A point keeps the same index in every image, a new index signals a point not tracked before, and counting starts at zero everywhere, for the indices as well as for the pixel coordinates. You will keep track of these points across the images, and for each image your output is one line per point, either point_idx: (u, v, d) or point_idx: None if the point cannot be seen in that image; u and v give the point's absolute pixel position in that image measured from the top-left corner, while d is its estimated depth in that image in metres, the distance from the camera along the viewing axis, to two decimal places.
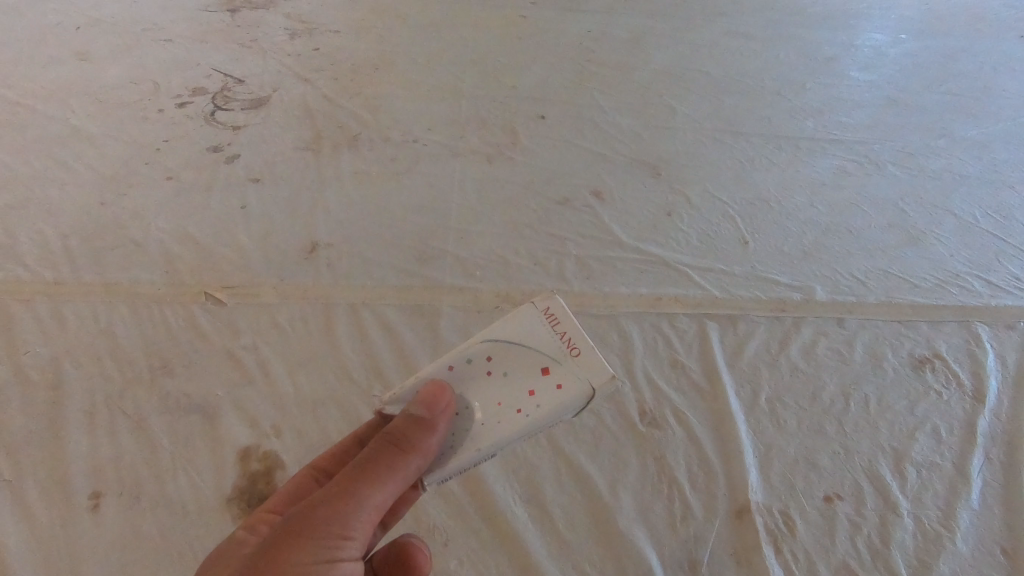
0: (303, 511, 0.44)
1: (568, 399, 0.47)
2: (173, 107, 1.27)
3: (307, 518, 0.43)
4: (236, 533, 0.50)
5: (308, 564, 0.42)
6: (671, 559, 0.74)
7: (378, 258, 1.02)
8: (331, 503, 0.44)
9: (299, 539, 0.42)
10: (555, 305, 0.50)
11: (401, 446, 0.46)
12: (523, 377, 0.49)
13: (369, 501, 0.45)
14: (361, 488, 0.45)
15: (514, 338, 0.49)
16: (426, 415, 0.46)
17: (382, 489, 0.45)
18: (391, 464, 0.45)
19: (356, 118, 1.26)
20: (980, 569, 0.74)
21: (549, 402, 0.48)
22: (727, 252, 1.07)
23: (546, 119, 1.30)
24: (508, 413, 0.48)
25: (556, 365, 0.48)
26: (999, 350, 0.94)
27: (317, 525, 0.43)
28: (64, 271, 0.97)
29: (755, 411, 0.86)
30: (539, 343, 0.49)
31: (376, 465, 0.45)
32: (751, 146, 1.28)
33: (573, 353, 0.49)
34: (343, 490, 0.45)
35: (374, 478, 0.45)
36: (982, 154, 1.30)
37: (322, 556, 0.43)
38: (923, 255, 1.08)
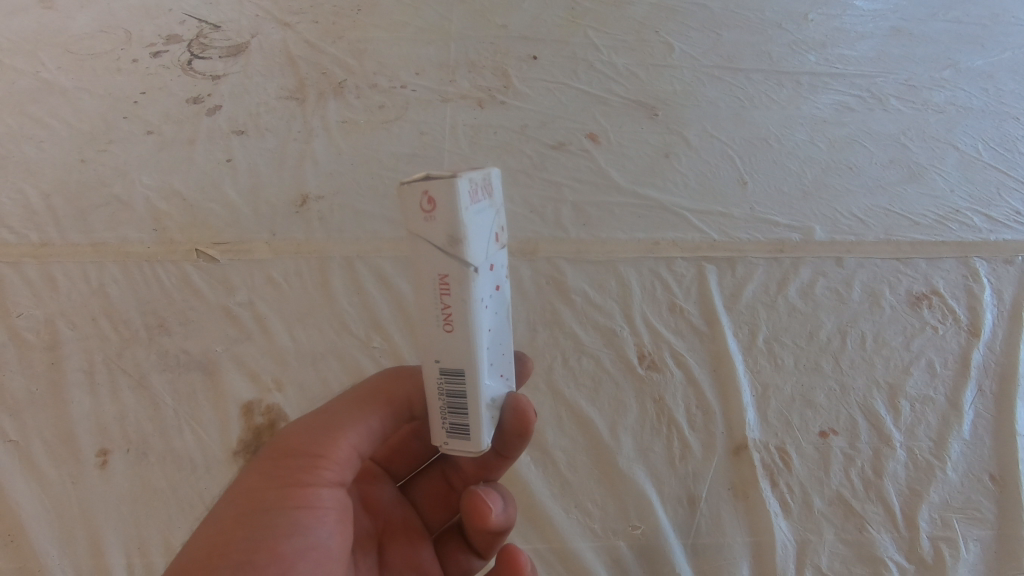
0: (275, 439, 0.49)
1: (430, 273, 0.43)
2: (148, 57, 1.21)
3: (275, 444, 0.48)
4: None
5: (262, 489, 0.46)
6: (670, 496, 0.76)
7: (371, 210, 1.00)
8: (297, 432, 0.48)
9: (263, 464, 0.47)
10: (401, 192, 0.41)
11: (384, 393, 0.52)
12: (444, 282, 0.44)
13: (341, 431, 0.49)
14: (328, 422, 0.49)
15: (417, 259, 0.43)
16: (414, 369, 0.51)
17: (345, 427, 0.49)
18: (368, 403, 0.51)
19: (341, 64, 1.21)
20: (968, 496, 0.76)
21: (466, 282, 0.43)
22: (727, 193, 1.05)
23: (538, 60, 1.25)
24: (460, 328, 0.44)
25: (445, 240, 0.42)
26: (997, 284, 0.94)
27: (280, 450, 0.47)
28: (49, 232, 0.95)
29: (752, 351, 0.87)
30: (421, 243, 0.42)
31: (354, 403, 0.51)
32: (750, 83, 1.23)
33: (438, 204, 0.40)
34: (318, 421, 0.49)
35: (349, 412, 0.50)
36: (987, 84, 1.26)
37: (285, 479, 0.46)
38: (924, 190, 1.07)
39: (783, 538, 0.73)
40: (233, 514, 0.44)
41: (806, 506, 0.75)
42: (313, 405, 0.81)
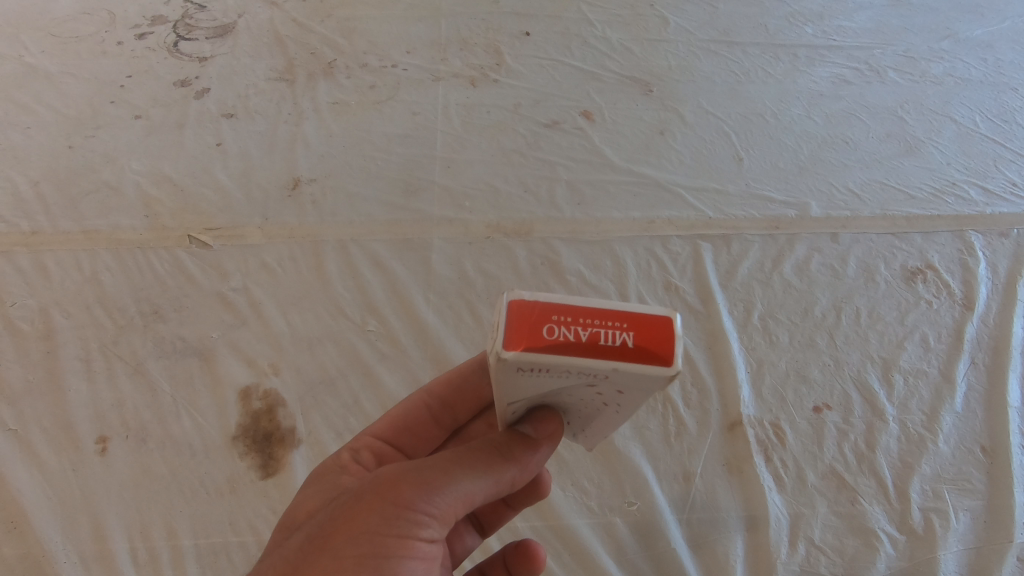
0: (395, 472, 0.43)
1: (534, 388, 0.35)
2: (133, 39, 1.19)
3: (397, 484, 0.42)
4: (342, 458, 0.53)
5: (375, 536, 0.41)
6: (666, 472, 0.77)
7: (364, 192, 0.99)
8: (422, 474, 0.42)
9: (381, 503, 0.41)
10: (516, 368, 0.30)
11: (505, 447, 0.44)
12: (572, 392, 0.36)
13: (460, 484, 0.43)
14: (456, 471, 0.43)
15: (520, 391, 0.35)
16: (533, 435, 0.44)
17: (470, 478, 0.43)
18: (491, 460, 0.44)
19: (330, 43, 1.19)
20: (959, 468, 0.77)
21: (625, 400, 0.36)
22: (722, 170, 1.04)
23: (531, 36, 1.23)
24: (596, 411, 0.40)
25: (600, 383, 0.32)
26: (992, 258, 0.94)
27: (404, 492, 0.42)
28: (39, 219, 0.94)
29: (747, 328, 0.87)
30: (546, 381, 0.33)
31: (475, 453, 0.44)
32: (746, 57, 1.21)
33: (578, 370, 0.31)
34: (436, 466, 0.43)
35: (469, 463, 0.43)
36: (987, 55, 1.24)
37: (397, 531, 0.41)
38: (921, 164, 1.06)
39: (777, 511, 0.74)
40: (340, 557, 0.40)
41: (799, 480, 0.76)
42: (311, 389, 0.81)
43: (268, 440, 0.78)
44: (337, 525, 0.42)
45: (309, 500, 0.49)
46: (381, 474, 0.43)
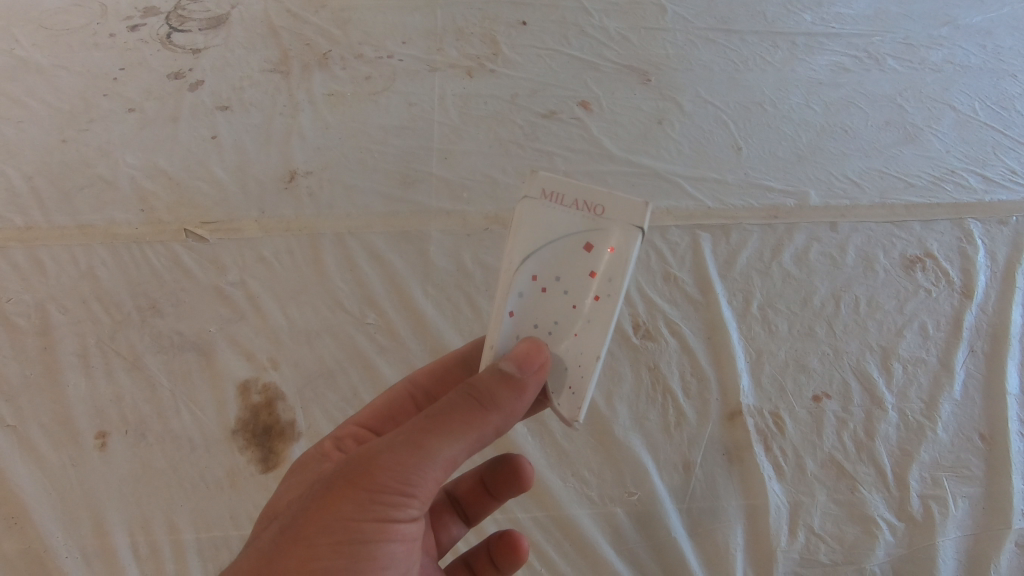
0: (366, 456, 0.42)
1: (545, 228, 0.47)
2: (125, 31, 1.17)
3: (370, 468, 0.42)
4: (323, 444, 0.53)
5: (351, 522, 0.41)
6: (666, 462, 0.77)
7: (361, 185, 0.99)
8: (394, 455, 0.42)
9: (355, 488, 0.41)
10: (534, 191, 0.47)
11: (483, 402, 0.43)
12: (573, 264, 0.47)
13: (437, 455, 0.42)
14: (431, 443, 0.42)
15: (536, 238, 0.47)
16: (516, 374, 0.43)
17: (446, 449, 0.42)
18: (467, 419, 0.42)
19: (324, 34, 1.18)
20: (958, 455, 0.77)
21: (613, 268, 0.47)
22: (720, 159, 1.04)
23: (528, 25, 1.22)
24: (587, 306, 0.47)
25: (593, 229, 0.47)
26: (991, 246, 0.93)
27: (378, 476, 0.41)
28: (34, 215, 0.93)
29: (746, 318, 0.87)
30: (553, 228, 0.47)
31: (451, 416, 0.42)
32: (745, 45, 1.21)
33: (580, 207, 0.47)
34: (411, 439, 0.42)
35: (446, 432, 0.42)
36: (986, 41, 1.24)
37: (374, 514, 0.41)
38: (920, 152, 1.06)
39: (776, 500, 0.74)
40: (317, 547, 0.41)
41: (799, 469, 0.77)
42: (311, 383, 0.81)
43: (268, 433, 0.77)
44: (312, 513, 0.42)
45: (290, 487, 0.49)
46: (353, 458, 0.43)
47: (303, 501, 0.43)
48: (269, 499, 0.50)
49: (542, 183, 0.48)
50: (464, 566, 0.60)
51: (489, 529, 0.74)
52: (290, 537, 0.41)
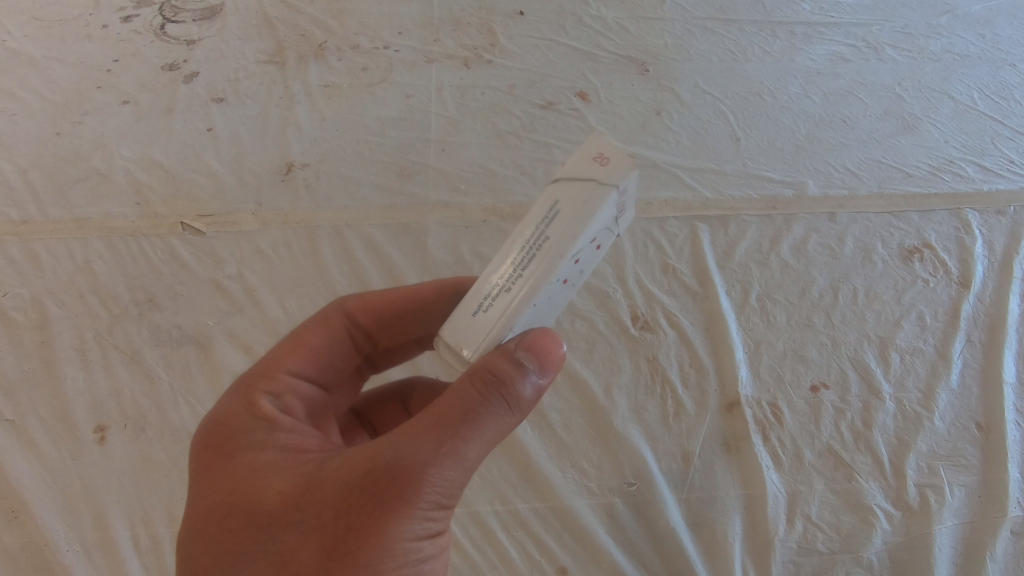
0: (412, 471, 0.38)
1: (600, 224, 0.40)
2: (118, 22, 1.16)
3: (407, 488, 0.38)
4: (261, 406, 0.47)
5: (393, 545, 0.38)
6: (664, 453, 0.78)
7: (358, 177, 0.98)
8: (443, 468, 0.39)
9: (410, 509, 0.38)
10: (619, 188, 0.39)
11: (512, 405, 0.40)
12: (582, 269, 0.44)
13: (470, 463, 0.40)
14: (464, 452, 0.40)
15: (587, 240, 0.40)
16: (540, 373, 0.41)
17: (486, 450, 0.41)
18: (498, 422, 0.40)
19: (320, 24, 1.17)
20: (955, 444, 0.78)
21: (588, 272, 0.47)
22: (719, 150, 1.04)
23: (525, 15, 1.21)
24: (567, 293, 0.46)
25: (606, 237, 0.45)
26: (989, 236, 0.94)
27: (430, 493, 0.39)
28: (29, 208, 0.93)
29: (745, 309, 0.87)
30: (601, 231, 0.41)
31: (482, 422, 0.40)
32: (743, 35, 1.20)
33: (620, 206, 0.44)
34: (443, 451, 0.39)
35: (478, 438, 0.40)
36: (985, 30, 1.23)
37: (416, 533, 0.39)
38: (918, 141, 1.06)
39: (774, 490, 0.75)
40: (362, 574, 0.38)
41: (797, 458, 0.77)
42: None
43: None
44: (348, 542, 0.38)
45: (266, 473, 0.42)
46: (394, 473, 0.38)
47: (325, 525, 0.39)
48: (232, 483, 0.43)
49: (625, 179, 0.40)
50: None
51: (489, 520, 0.74)
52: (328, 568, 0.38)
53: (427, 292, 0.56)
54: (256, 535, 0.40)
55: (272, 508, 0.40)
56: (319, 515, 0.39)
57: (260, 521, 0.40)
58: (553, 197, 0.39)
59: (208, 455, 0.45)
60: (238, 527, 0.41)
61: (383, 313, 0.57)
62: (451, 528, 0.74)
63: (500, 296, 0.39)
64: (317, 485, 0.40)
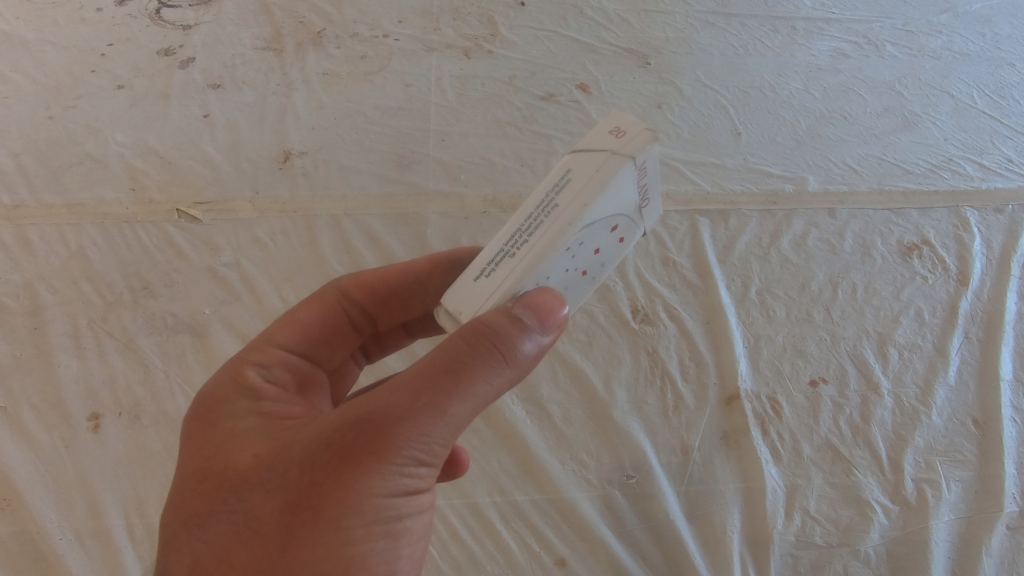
0: (386, 425, 0.37)
1: (608, 194, 0.38)
2: (112, 5, 1.14)
3: (387, 442, 0.37)
4: (248, 378, 0.47)
5: (373, 498, 0.38)
6: (664, 446, 0.77)
7: (357, 165, 0.97)
8: (421, 424, 0.37)
9: (387, 464, 0.37)
10: (632, 159, 0.38)
11: (506, 355, 0.38)
12: (599, 246, 0.42)
13: (458, 418, 0.39)
14: (452, 407, 0.38)
15: (609, 210, 0.39)
16: (541, 325, 0.38)
17: (474, 407, 0.39)
18: (490, 374, 0.38)
19: (318, 11, 1.15)
20: (951, 439, 0.78)
21: (615, 259, 0.45)
22: (720, 144, 1.03)
23: (525, 6, 1.19)
24: (577, 282, 0.43)
25: (633, 218, 0.43)
26: (987, 233, 0.94)
27: (406, 448, 0.38)
28: (21, 193, 0.91)
29: (745, 303, 0.87)
30: (622, 204, 0.40)
31: (473, 374, 0.38)
32: (744, 29, 1.19)
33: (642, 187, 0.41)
34: (429, 405, 0.38)
35: (467, 392, 0.38)
36: (985, 29, 1.23)
37: (398, 488, 0.38)
38: (918, 139, 1.06)
39: (773, 483, 0.75)
40: (340, 530, 0.37)
41: (795, 452, 0.77)
42: None
43: None
44: (321, 498, 0.37)
45: (244, 436, 0.42)
46: (366, 427, 0.37)
47: (298, 478, 0.38)
48: (210, 447, 0.43)
49: (642, 157, 0.39)
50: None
51: (488, 512, 0.74)
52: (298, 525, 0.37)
53: (423, 265, 0.56)
54: (223, 494, 0.40)
55: (245, 470, 0.40)
56: (292, 469, 0.38)
57: (229, 482, 0.40)
58: (566, 167, 0.39)
59: (191, 422, 0.45)
60: (207, 490, 0.41)
61: (376, 287, 0.56)
62: (450, 519, 0.73)
63: (505, 258, 0.38)
64: (291, 443, 0.40)
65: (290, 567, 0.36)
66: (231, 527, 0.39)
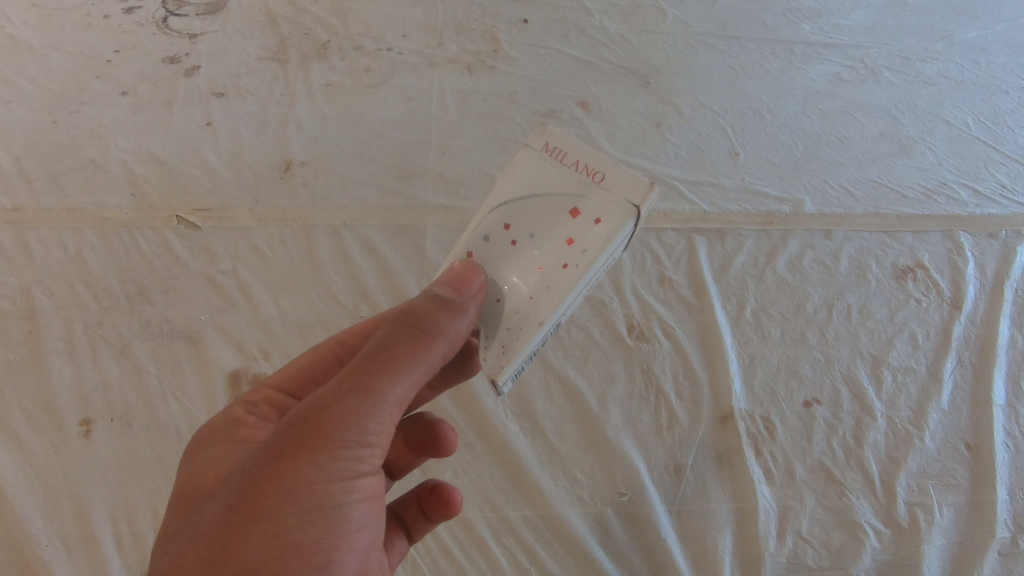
0: (311, 416, 0.42)
1: (523, 176, 0.51)
2: (120, 13, 1.15)
3: (319, 428, 0.42)
4: (235, 411, 0.53)
5: (309, 485, 0.42)
6: (657, 464, 0.77)
7: (357, 177, 0.98)
8: (343, 409, 0.42)
9: (321, 450, 0.42)
10: (531, 145, 0.52)
11: (424, 330, 0.45)
12: (552, 227, 0.49)
13: (388, 398, 0.44)
14: (379, 389, 0.44)
15: (528, 189, 0.50)
16: (454, 298, 0.46)
17: (403, 391, 0.45)
18: (413, 352, 0.45)
19: (323, 24, 1.16)
20: (944, 463, 0.78)
21: (596, 240, 0.48)
22: (717, 164, 1.04)
23: (528, 23, 1.21)
24: (554, 273, 0.48)
25: (587, 197, 0.49)
26: (981, 258, 0.95)
27: (334, 435, 0.42)
28: (22, 197, 0.91)
29: (740, 322, 0.87)
30: (559, 186, 0.50)
31: (395, 355, 0.44)
32: (743, 52, 1.21)
33: (578, 167, 0.50)
34: (357, 388, 0.43)
35: (392, 373, 0.44)
36: (979, 57, 1.25)
37: (336, 474, 0.43)
38: (912, 163, 1.07)
39: (766, 504, 0.75)
40: (281, 519, 0.41)
41: (788, 474, 0.77)
42: None
43: None
44: (262, 488, 0.41)
45: (215, 460, 0.49)
46: (294, 421, 0.42)
47: (245, 476, 0.43)
48: (192, 475, 0.48)
49: (542, 143, 0.52)
50: (395, 519, 0.61)
51: (479, 527, 0.74)
52: (244, 517, 0.41)
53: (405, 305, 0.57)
54: (191, 510, 0.46)
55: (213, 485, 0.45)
56: (243, 470, 0.43)
57: (198, 500, 0.46)
58: None
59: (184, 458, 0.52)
60: (180, 511, 0.47)
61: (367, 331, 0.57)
62: (441, 533, 0.73)
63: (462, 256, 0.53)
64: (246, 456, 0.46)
65: (235, 558, 0.41)
66: (194, 538, 0.43)
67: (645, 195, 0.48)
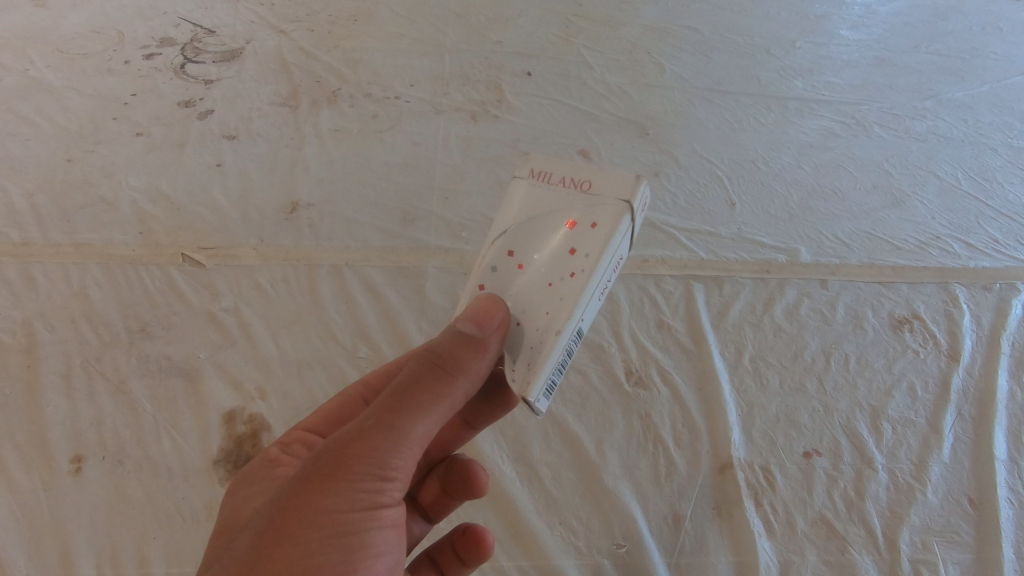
0: (336, 448, 0.43)
1: (518, 204, 0.53)
2: (140, 59, 1.20)
3: (344, 460, 0.43)
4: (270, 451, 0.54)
5: (331, 513, 0.42)
6: (655, 513, 0.76)
7: (361, 219, 1.00)
8: (367, 441, 0.43)
9: (344, 481, 0.42)
10: (518, 175, 0.54)
11: (447, 368, 0.45)
12: (552, 240, 0.51)
13: (411, 433, 0.44)
14: (402, 424, 0.44)
15: (524, 215, 0.52)
16: (477, 334, 0.46)
17: (426, 427, 0.45)
18: (436, 388, 0.45)
19: (335, 72, 1.21)
20: (947, 519, 0.77)
21: (596, 244, 0.50)
22: (715, 213, 1.07)
23: (532, 75, 1.26)
24: (564, 284, 0.49)
25: (580, 207, 0.51)
26: (976, 310, 0.96)
27: (357, 466, 0.43)
28: (32, 231, 0.93)
29: (738, 370, 0.87)
30: (552, 203, 0.52)
31: (418, 390, 0.44)
32: (739, 106, 1.25)
33: (567, 183, 0.53)
34: (381, 423, 0.44)
35: (415, 409, 0.44)
36: (967, 116, 1.29)
37: (357, 504, 0.43)
38: (905, 216, 1.09)
39: (767, 558, 0.73)
40: (302, 546, 0.41)
41: (789, 526, 0.76)
42: (298, 415, 0.79)
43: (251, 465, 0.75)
44: (285, 516, 0.41)
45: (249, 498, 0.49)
46: (321, 453, 0.43)
47: (270, 505, 0.43)
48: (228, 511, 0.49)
49: (526, 171, 0.54)
50: (430, 561, 0.61)
51: None
52: (266, 544, 0.41)
53: None
54: (222, 544, 0.46)
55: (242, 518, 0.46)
56: (269, 502, 0.44)
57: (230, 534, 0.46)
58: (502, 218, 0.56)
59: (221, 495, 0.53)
60: (213, 544, 0.47)
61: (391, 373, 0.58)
62: None
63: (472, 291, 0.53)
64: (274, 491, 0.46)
65: None
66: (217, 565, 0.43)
67: (636, 193, 0.51)
